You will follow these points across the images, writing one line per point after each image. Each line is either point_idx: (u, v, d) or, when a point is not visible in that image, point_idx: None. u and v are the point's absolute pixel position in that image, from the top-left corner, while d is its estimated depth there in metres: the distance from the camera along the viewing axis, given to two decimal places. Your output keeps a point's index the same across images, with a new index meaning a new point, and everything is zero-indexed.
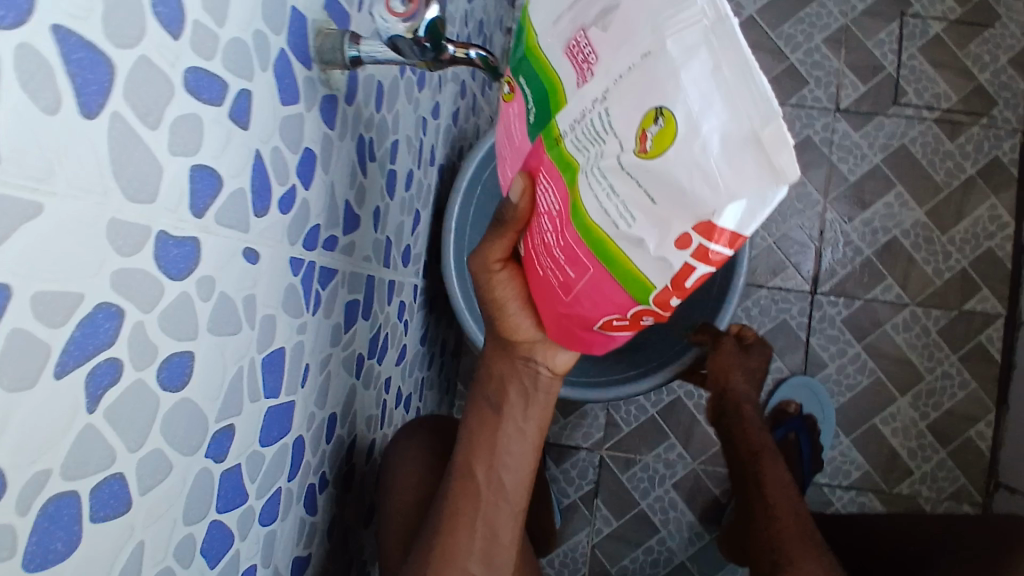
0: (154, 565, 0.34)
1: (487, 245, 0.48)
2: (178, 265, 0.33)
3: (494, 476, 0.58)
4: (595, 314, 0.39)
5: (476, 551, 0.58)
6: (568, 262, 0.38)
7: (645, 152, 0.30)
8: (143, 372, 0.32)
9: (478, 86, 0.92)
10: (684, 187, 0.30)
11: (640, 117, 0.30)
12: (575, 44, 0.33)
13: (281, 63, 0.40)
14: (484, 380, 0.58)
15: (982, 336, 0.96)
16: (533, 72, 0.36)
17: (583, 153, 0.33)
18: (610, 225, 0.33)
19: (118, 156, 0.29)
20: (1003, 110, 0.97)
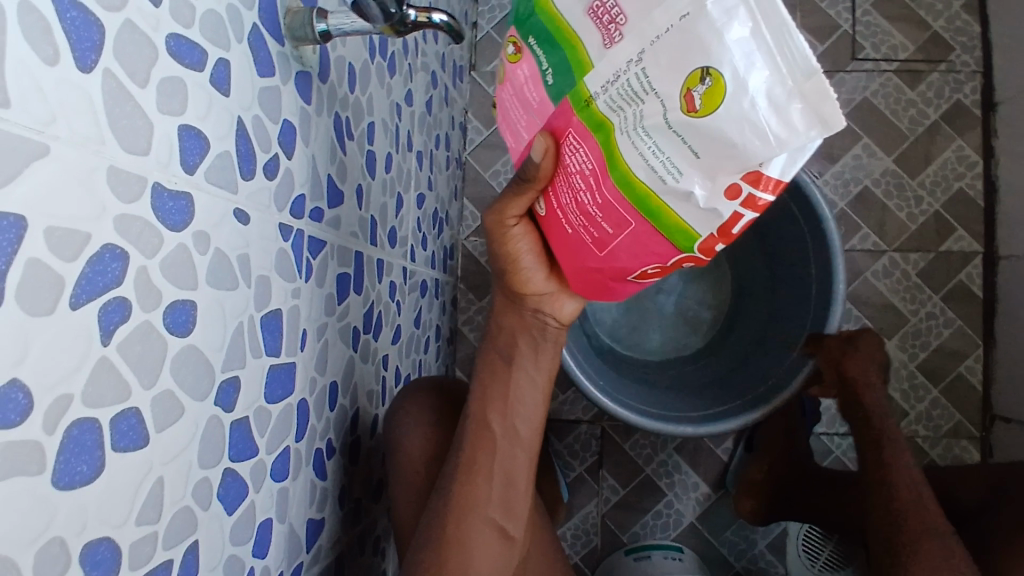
0: (173, 504, 0.37)
1: (502, 207, 0.51)
2: (175, 218, 0.36)
3: (511, 424, 0.61)
4: (631, 265, 0.43)
5: (495, 499, 0.60)
6: (604, 219, 0.42)
7: (693, 110, 0.33)
8: (149, 315, 0.34)
9: (447, 78, 0.95)
10: (734, 141, 0.33)
11: (684, 80, 0.33)
12: (597, 9, 0.35)
13: (254, 38, 0.43)
14: (493, 337, 0.63)
15: (963, 274, 0.99)
16: (550, 34, 0.38)
17: (618, 113, 0.36)
18: (656, 181, 0.36)
19: (112, 109, 0.31)
20: (961, 54, 1.00)
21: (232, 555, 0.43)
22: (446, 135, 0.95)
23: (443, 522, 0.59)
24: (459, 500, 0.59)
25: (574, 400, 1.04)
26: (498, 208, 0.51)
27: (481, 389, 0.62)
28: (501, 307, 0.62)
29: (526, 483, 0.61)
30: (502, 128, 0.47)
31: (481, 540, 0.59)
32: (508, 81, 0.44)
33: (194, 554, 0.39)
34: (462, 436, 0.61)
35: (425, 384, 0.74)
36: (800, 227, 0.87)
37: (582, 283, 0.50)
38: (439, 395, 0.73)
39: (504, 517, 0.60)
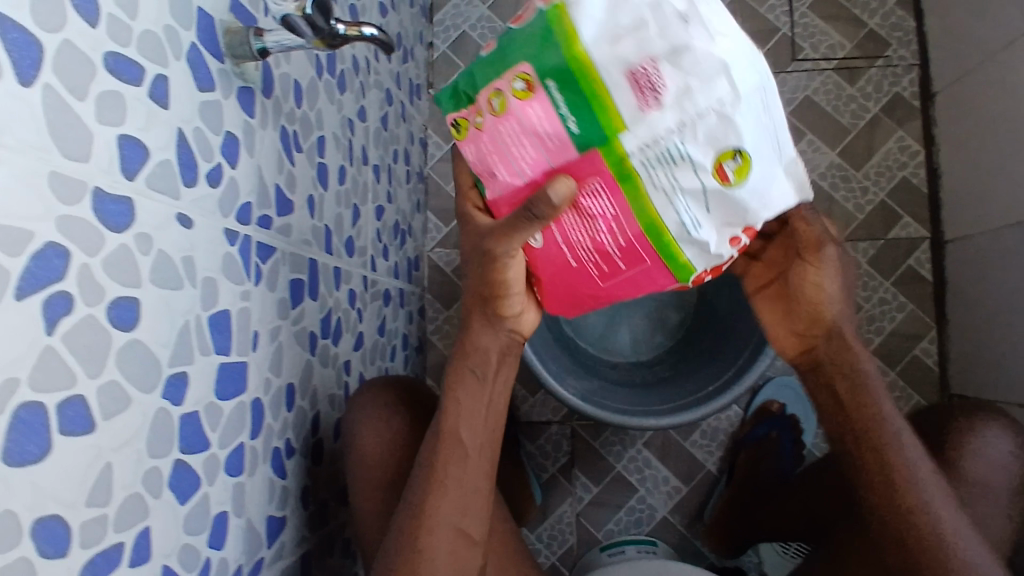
0: (124, 489, 0.40)
1: (499, 240, 0.51)
2: (116, 219, 0.39)
3: (479, 437, 0.63)
4: (633, 290, 0.52)
5: (459, 507, 0.60)
6: (623, 256, 0.48)
7: (726, 181, 0.43)
8: (93, 308, 0.37)
9: (403, 95, 0.98)
10: (747, 204, 0.44)
11: (716, 154, 0.42)
12: (635, 75, 0.40)
13: (193, 55, 0.46)
14: (464, 352, 0.64)
15: (911, 259, 1.02)
16: (580, 87, 0.41)
17: (651, 173, 0.43)
18: (682, 226, 0.45)
19: (52, 120, 0.34)
20: (897, 49, 1.04)
21: (187, 543, 0.45)
22: (405, 149, 0.99)
23: (410, 528, 0.60)
24: (423, 507, 0.60)
25: (542, 403, 1.07)
26: (496, 239, 0.51)
27: (452, 401, 0.63)
28: (476, 321, 0.64)
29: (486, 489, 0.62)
30: (500, 160, 0.47)
31: (444, 546, 0.59)
32: (512, 116, 0.44)
33: (146, 537, 0.42)
34: (431, 445, 0.62)
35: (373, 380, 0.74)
36: None
37: (560, 299, 0.56)
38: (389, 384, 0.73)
39: (466, 522, 0.60)
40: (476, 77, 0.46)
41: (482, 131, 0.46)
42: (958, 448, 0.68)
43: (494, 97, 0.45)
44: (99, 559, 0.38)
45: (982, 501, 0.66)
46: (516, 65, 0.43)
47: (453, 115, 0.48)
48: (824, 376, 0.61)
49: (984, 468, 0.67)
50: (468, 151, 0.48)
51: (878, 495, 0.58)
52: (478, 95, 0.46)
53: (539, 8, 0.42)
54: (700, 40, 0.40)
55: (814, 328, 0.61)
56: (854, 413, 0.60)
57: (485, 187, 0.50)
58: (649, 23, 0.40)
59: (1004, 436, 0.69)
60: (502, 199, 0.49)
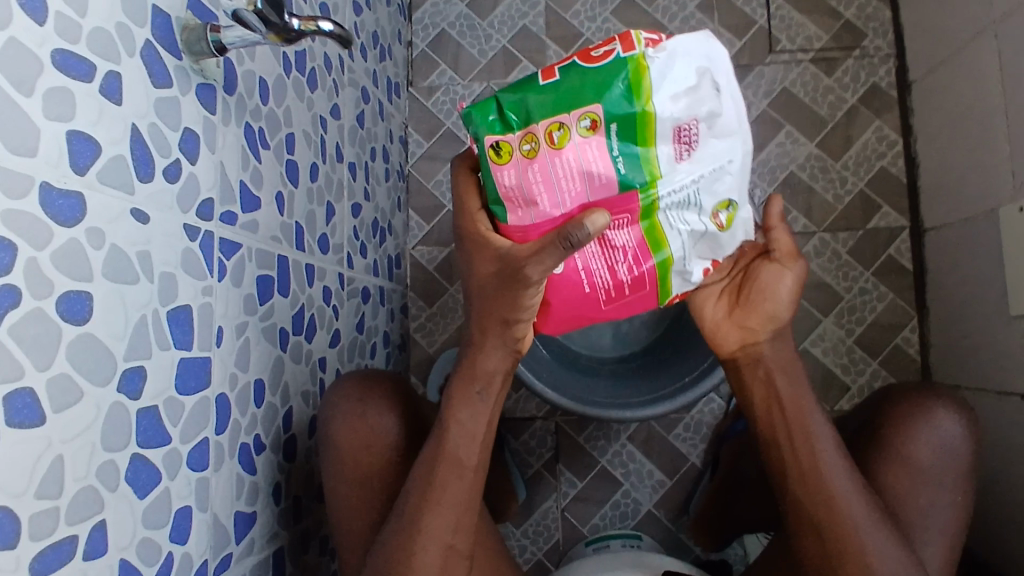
0: (76, 481, 0.40)
1: (529, 262, 0.46)
2: (66, 214, 0.39)
3: (478, 455, 0.59)
4: (623, 314, 0.53)
5: (453, 524, 0.57)
6: (631, 286, 0.49)
7: (719, 226, 0.47)
8: (41, 302, 0.37)
9: (381, 93, 0.99)
10: (728, 245, 0.49)
11: (717, 203, 0.46)
12: (680, 129, 0.42)
13: (148, 52, 0.46)
14: (470, 373, 0.59)
15: (891, 249, 1.02)
16: (642, 135, 0.42)
17: (666, 211, 0.45)
18: (677, 261, 0.48)
19: None
20: (873, 39, 1.05)
21: (146, 537, 0.46)
22: (383, 148, 0.99)
23: (402, 545, 0.56)
24: (416, 523, 0.56)
25: (525, 399, 1.07)
26: (527, 262, 0.46)
27: (453, 420, 0.58)
28: (487, 340, 0.58)
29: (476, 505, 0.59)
30: (546, 195, 0.44)
31: (436, 562, 0.56)
32: (567, 154, 0.43)
33: (101, 530, 0.42)
34: (428, 462, 0.58)
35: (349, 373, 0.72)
36: None
37: (557, 321, 0.54)
38: (369, 377, 0.68)
39: (457, 539, 0.57)
40: (533, 104, 0.43)
41: (531, 160, 0.43)
42: (904, 437, 0.65)
43: (555, 129, 0.42)
44: (51, 551, 0.38)
45: (925, 489, 0.64)
46: (589, 103, 0.42)
47: (493, 137, 0.43)
48: (761, 374, 0.63)
49: (928, 454, 0.65)
50: (505, 176, 0.44)
51: (801, 491, 0.60)
52: (533, 123, 0.43)
53: (620, 52, 0.42)
54: (730, 105, 0.43)
55: (766, 325, 0.61)
56: (789, 412, 0.62)
57: (509, 213, 0.46)
58: (700, 81, 0.42)
59: (956, 418, 0.66)
60: (529, 228, 0.46)
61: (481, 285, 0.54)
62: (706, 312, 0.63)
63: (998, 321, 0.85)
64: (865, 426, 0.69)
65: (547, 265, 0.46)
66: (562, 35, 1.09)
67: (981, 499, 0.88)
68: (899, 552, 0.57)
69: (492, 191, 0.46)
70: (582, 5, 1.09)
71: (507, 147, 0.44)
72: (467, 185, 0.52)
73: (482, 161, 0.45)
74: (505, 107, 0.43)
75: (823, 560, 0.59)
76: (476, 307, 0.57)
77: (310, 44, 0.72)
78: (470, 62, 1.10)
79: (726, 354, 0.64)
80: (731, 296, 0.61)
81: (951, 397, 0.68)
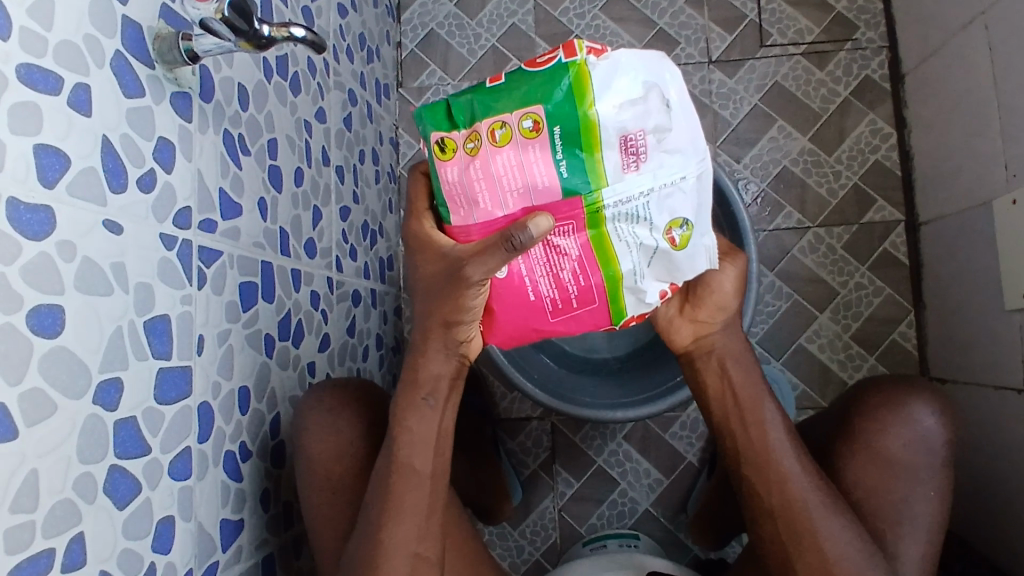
0: (52, 494, 0.40)
1: (471, 262, 0.46)
2: (34, 228, 0.39)
3: (432, 462, 0.58)
4: (573, 331, 0.51)
5: (417, 533, 0.57)
6: (578, 297, 0.49)
7: (672, 244, 0.47)
8: (12, 317, 0.37)
9: (369, 95, 0.98)
10: (683, 266, 0.49)
11: (670, 221, 0.46)
12: (627, 139, 0.43)
13: (118, 62, 0.46)
14: (413, 380, 0.58)
15: (887, 243, 1.01)
16: (586, 139, 0.42)
17: (614, 223, 0.45)
18: (628, 276, 0.48)
19: None
20: (865, 32, 1.04)
21: (127, 548, 0.46)
22: (373, 150, 0.99)
23: (367, 558, 0.57)
24: (378, 538, 0.57)
25: (520, 399, 1.07)
26: (469, 262, 0.46)
27: (402, 429, 0.58)
28: (429, 345, 0.57)
29: (440, 508, 0.59)
30: (488, 192, 0.44)
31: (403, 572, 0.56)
32: (507, 151, 0.43)
33: (80, 543, 0.42)
34: (382, 475, 0.58)
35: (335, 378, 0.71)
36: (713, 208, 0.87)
37: (503, 333, 0.53)
38: (339, 386, 0.67)
39: (424, 547, 0.58)
40: (476, 104, 0.43)
41: (473, 157, 0.44)
42: (875, 429, 0.65)
43: (497, 128, 0.43)
44: (28, 565, 0.38)
45: (896, 482, 0.64)
46: (531, 105, 0.42)
47: (438, 133, 0.45)
48: (714, 363, 0.64)
49: (899, 446, 0.64)
50: (448, 173, 0.45)
51: (755, 476, 0.62)
52: (477, 122, 0.44)
53: (562, 57, 0.42)
54: (678, 122, 0.43)
55: (716, 316, 0.63)
56: (743, 401, 0.63)
57: (453, 213, 0.47)
58: (647, 94, 0.42)
59: (934, 410, 0.65)
60: (472, 228, 0.47)
61: (425, 285, 0.53)
62: (659, 311, 0.64)
63: (993, 315, 0.85)
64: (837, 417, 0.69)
65: (490, 265, 0.46)
66: (551, 33, 1.08)
67: (979, 494, 0.87)
68: (849, 532, 0.60)
69: (438, 191, 0.47)
70: (571, 2, 1.09)
71: (451, 144, 0.45)
72: (419, 186, 0.53)
73: (430, 160, 0.46)
74: (450, 107, 0.45)
75: (778, 543, 0.61)
76: (420, 310, 0.56)
77: (292, 48, 0.72)
78: (459, 62, 1.10)
79: (680, 349, 0.65)
80: (681, 296, 0.62)
81: (924, 386, 0.67)
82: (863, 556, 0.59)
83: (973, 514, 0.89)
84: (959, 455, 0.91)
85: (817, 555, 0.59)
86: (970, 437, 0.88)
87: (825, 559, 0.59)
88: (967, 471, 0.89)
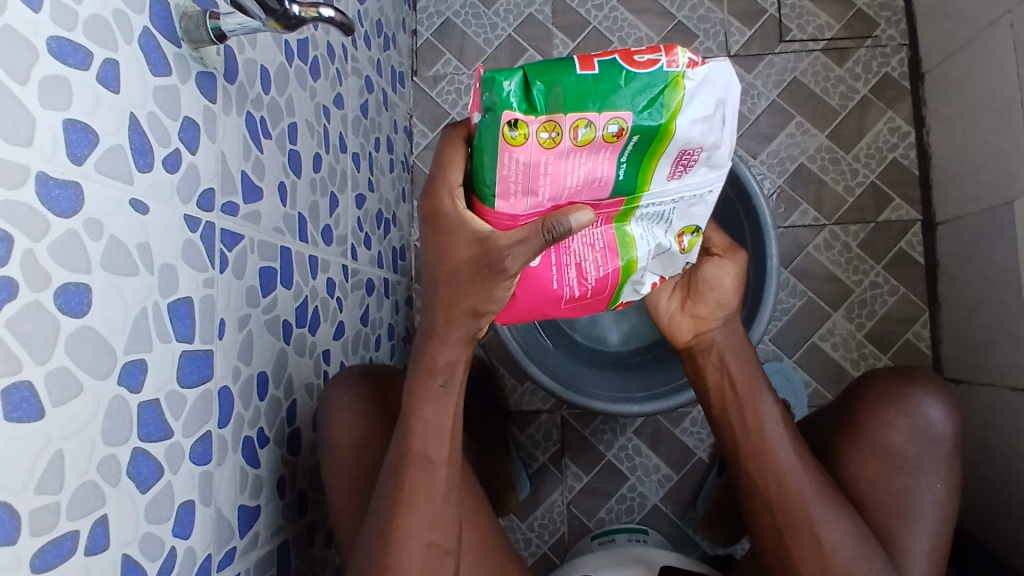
0: (76, 477, 0.39)
1: (511, 252, 0.44)
2: (62, 205, 0.38)
3: (448, 450, 0.57)
4: (576, 314, 0.52)
5: (432, 521, 0.56)
6: (594, 288, 0.49)
7: (681, 246, 0.50)
8: (39, 294, 0.36)
9: (385, 83, 0.98)
10: (683, 263, 0.52)
11: (685, 226, 0.48)
12: (684, 153, 0.42)
13: (145, 39, 0.45)
14: (430, 366, 0.55)
15: (903, 242, 1.01)
16: (656, 150, 0.41)
17: (639, 221, 0.47)
18: (638, 270, 0.49)
19: None
20: (886, 29, 1.03)
21: (148, 532, 0.45)
22: (388, 138, 0.98)
23: (378, 549, 0.55)
24: (391, 530, 0.55)
25: (531, 392, 1.06)
26: (508, 251, 0.44)
27: (417, 418, 0.56)
28: (437, 333, 0.54)
29: (455, 495, 0.58)
30: (547, 185, 0.42)
31: (418, 562, 0.55)
32: (583, 152, 0.40)
33: (102, 526, 0.41)
34: (395, 465, 0.56)
35: (352, 367, 0.71)
36: (732, 203, 0.86)
37: (511, 315, 0.53)
38: (369, 375, 0.68)
39: (437, 535, 0.56)
40: (563, 92, 0.38)
41: (547, 150, 0.40)
42: (877, 421, 0.64)
43: (582, 127, 0.39)
44: (51, 548, 0.38)
45: (899, 475, 0.63)
46: (620, 109, 0.39)
47: (512, 115, 0.38)
48: (713, 358, 0.65)
49: (902, 439, 0.63)
50: (513, 159, 0.40)
51: (752, 468, 0.62)
52: (560, 114, 0.39)
53: (665, 64, 0.39)
54: (728, 141, 0.43)
55: (715, 312, 0.64)
56: (741, 394, 0.64)
57: (501, 198, 0.43)
58: (716, 112, 0.41)
59: (935, 400, 0.64)
60: (520, 215, 0.44)
61: (450, 274, 0.49)
62: (660, 305, 0.66)
63: (1012, 315, 0.84)
64: (839, 409, 0.69)
65: (528, 255, 0.44)
66: (568, 24, 1.07)
67: (992, 496, 0.87)
68: (844, 522, 0.59)
69: (490, 173, 0.41)
70: None
71: (524, 128, 0.39)
72: (455, 152, 0.46)
73: (488, 135, 0.39)
74: (531, 87, 0.38)
75: (776, 536, 0.60)
76: (434, 299, 0.52)
77: (313, 32, 0.71)
78: (476, 51, 1.09)
79: (680, 344, 0.67)
80: (683, 290, 0.64)
81: (926, 376, 0.66)
82: (860, 548, 0.58)
83: (985, 515, 0.88)
84: (971, 455, 0.90)
85: (812, 547, 0.58)
86: (986, 439, 0.88)
87: (821, 550, 0.58)
88: (980, 472, 0.89)
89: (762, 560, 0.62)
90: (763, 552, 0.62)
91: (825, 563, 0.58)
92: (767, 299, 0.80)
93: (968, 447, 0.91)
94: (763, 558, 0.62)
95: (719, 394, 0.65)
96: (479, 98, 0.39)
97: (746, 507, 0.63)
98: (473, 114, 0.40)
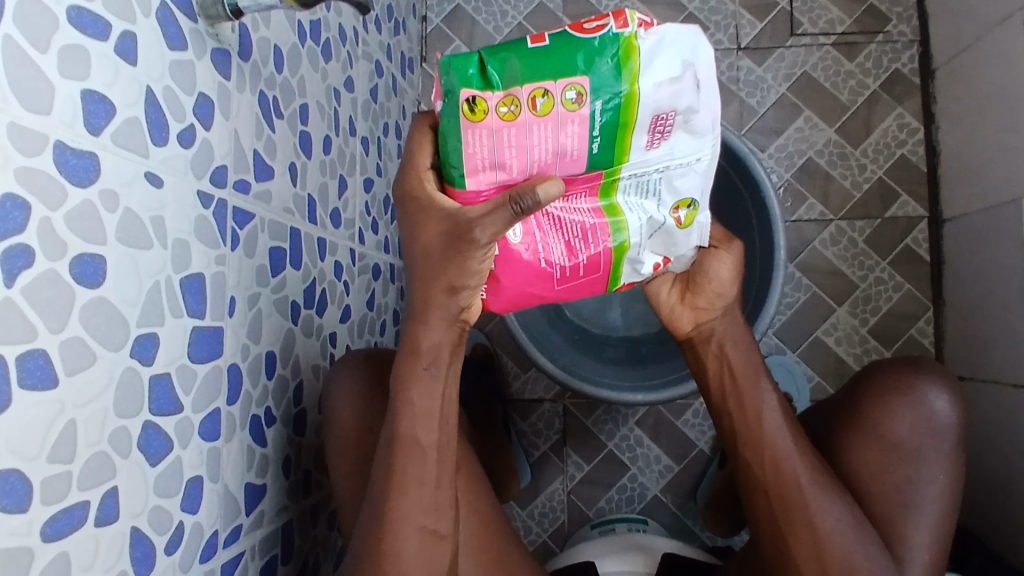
0: (88, 447, 0.39)
1: (481, 222, 0.45)
2: (80, 174, 0.38)
3: (437, 433, 0.56)
4: (571, 296, 0.52)
5: (426, 504, 0.56)
6: (586, 266, 0.49)
7: (678, 222, 0.49)
8: (55, 264, 0.36)
9: (395, 67, 0.97)
10: (685, 242, 0.51)
11: (677, 200, 0.48)
12: (658, 119, 0.43)
13: (163, 13, 0.45)
14: (414, 348, 0.55)
15: (909, 239, 1.01)
16: (624, 117, 0.42)
17: (624, 193, 0.47)
18: (633, 247, 0.49)
19: (13, 69, 0.33)
20: (897, 24, 1.03)
21: (158, 506, 0.46)
22: (397, 123, 0.98)
23: (376, 532, 0.55)
24: (386, 509, 0.55)
25: (533, 380, 1.07)
26: (479, 221, 0.45)
27: (405, 401, 0.55)
28: (431, 315, 0.53)
29: (447, 479, 0.57)
30: (517, 159, 0.43)
31: (413, 546, 0.55)
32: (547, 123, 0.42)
33: (112, 497, 0.41)
34: (387, 448, 0.56)
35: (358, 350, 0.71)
36: (740, 194, 0.87)
37: (505, 299, 0.52)
38: (373, 358, 0.68)
39: (433, 520, 0.56)
40: (517, 65, 0.41)
41: (509, 123, 0.41)
42: (882, 412, 0.64)
43: (540, 96, 0.41)
44: (64, 516, 0.38)
45: (902, 466, 0.63)
46: (578, 75, 0.41)
47: (468, 91, 0.41)
48: (714, 347, 0.65)
49: (905, 429, 0.64)
50: (476, 135, 0.42)
51: (750, 456, 0.62)
52: (517, 87, 0.41)
53: (614, 27, 0.41)
54: (706, 104, 0.43)
55: (715, 303, 0.64)
56: (740, 382, 0.64)
57: (470, 175, 0.44)
58: (683, 74, 0.42)
59: (941, 391, 0.65)
60: (483, 191, 0.45)
61: (425, 251, 0.50)
62: (660, 297, 0.66)
63: (1016, 311, 0.84)
64: (842, 399, 0.69)
65: (498, 227, 0.45)
66: (579, 13, 1.07)
67: (992, 494, 0.87)
68: (840, 510, 0.59)
69: (456, 154, 0.43)
70: None
71: (483, 104, 0.41)
72: (423, 137, 0.49)
73: (448, 116, 0.42)
74: (485, 63, 0.41)
75: (771, 522, 0.60)
76: (426, 287, 0.52)
77: (325, 13, 0.71)
78: (485, 38, 1.09)
79: (681, 335, 0.67)
80: (682, 283, 0.64)
81: (934, 366, 0.66)
82: (857, 537, 0.59)
83: (983, 511, 0.89)
84: (973, 453, 0.91)
85: (809, 534, 0.59)
86: (989, 437, 0.88)
87: (816, 536, 0.58)
88: (980, 469, 0.89)
89: (761, 551, 0.63)
90: (761, 541, 0.62)
91: (822, 552, 0.58)
92: (773, 294, 0.79)
93: (970, 443, 0.91)
94: (763, 551, 0.62)
95: (717, 384, 0.65)
96: (439, 85, 0.42)
97: (743, 492, 0.63)
98: (437, 102, 0.43)
